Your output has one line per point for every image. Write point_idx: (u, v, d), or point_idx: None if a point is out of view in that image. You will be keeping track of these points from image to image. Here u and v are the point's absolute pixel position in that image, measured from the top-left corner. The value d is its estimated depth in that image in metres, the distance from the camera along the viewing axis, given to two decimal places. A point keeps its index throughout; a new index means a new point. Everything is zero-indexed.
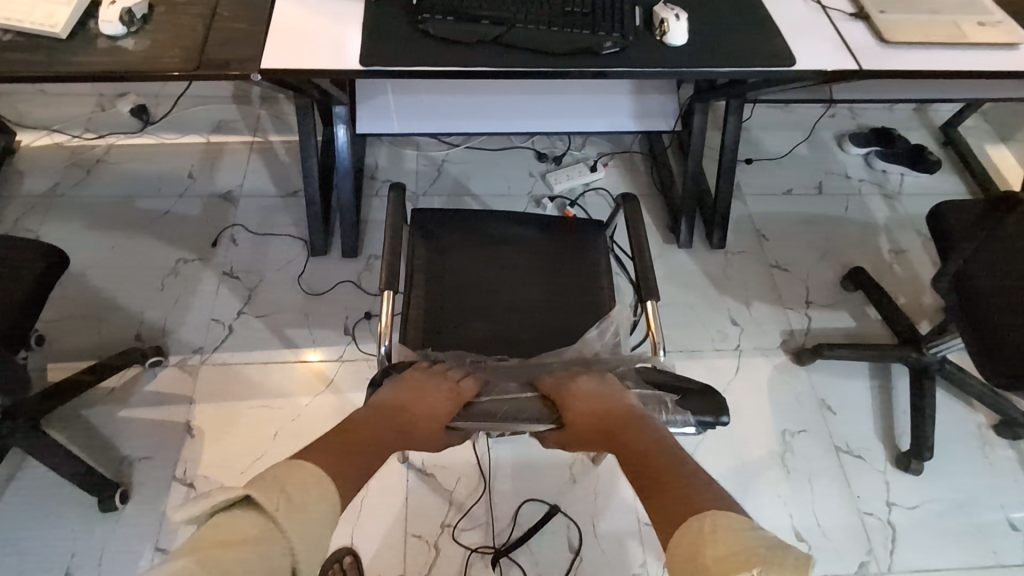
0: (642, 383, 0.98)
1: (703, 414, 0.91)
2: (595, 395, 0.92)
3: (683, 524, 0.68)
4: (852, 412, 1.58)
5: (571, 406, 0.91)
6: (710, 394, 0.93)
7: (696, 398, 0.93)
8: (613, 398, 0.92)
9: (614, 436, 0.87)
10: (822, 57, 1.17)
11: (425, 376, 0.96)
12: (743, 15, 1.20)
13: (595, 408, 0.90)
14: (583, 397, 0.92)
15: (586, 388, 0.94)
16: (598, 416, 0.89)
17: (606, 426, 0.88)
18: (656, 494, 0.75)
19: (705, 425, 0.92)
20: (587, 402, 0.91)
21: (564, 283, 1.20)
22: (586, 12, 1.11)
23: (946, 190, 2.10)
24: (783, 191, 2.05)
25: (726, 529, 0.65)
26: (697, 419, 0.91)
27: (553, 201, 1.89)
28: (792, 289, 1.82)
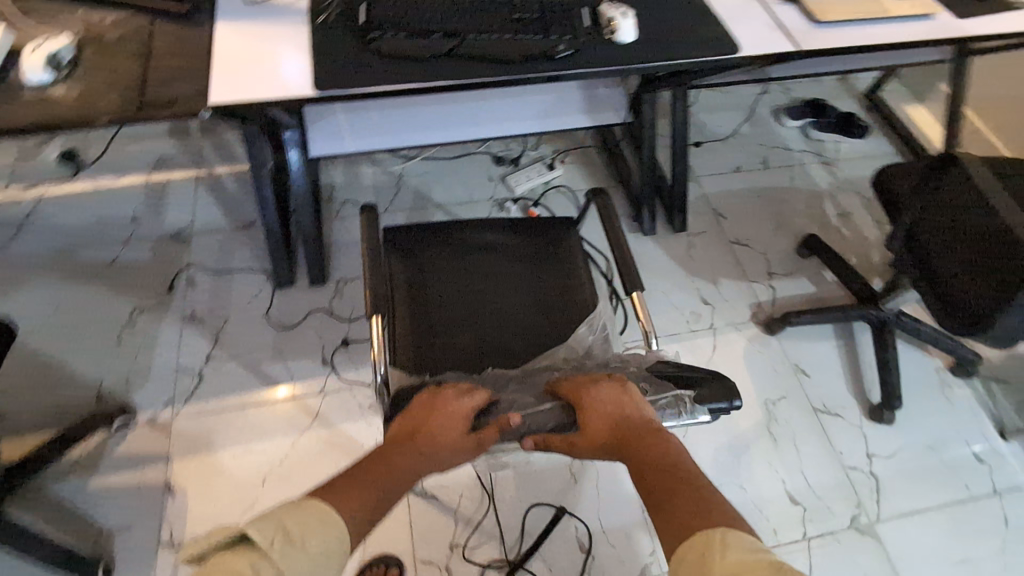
0: (651, 378, 0.94)
1: (716, 400, 0.91)
2: (616, 401, 0.87)
3: (694, 536, 0.71)
4: (824, 373, 1.66)
5: (589, 413, 0.85)
6: (719, 380, 0.93)
7: (707, 384, 0.92)
8: (631, 407, 0.87)
9: (630, 446, 0.84)
10: (762, 40, 1.22)
11: (436, 396, 0.89)
12: (684, 7, 1.24)
13: (614, 416, 0.86)
14: (604, 405, 0.86)
15: (608, 394, 0.87)
16: (616, 424, 0.85)
17: (623, 435, 0.85)
18: (669, 508, 0.76)
19: (719, 411, 0.91)
20: (606, 409, 0.86)
21: (547, 284, 1.20)
22: (536, 17, 1.12)
23: (877, 152, 2.24)
24: (733, 168, 2.13)
25: (735, 545, 0.69)
26: (712, 406, 0.90)
27: (516, 203, 1.89)
28: (754, 262, 1.89)
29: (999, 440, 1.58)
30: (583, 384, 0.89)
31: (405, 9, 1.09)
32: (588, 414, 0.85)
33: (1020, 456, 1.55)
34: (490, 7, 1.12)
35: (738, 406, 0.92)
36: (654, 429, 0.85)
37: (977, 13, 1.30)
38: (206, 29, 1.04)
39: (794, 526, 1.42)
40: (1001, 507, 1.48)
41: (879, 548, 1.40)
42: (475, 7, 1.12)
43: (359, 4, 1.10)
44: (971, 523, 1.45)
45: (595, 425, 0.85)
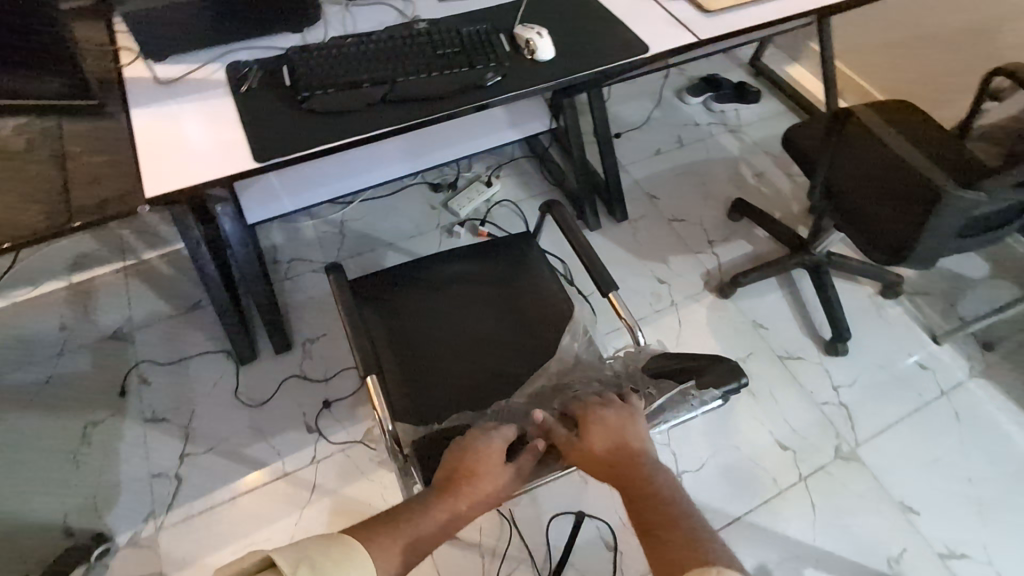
0: (656, 379, 0.98)
1: (722, 382, 0.92)
2: (621, 424, 0.87)
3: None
4: (779, 322, 1.80)
5: (590, 431, 0.85)
6: (719, 364, 0.94)
7: (708, 368, 0.95)
8: (630, 434, 0.86)
9: (623, 474, 0.80)
10: (665, 35, 1.31)
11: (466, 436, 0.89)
12: (589, 16, 1.31)
13: (612, 437, 0.85)
14: (607, 427, 0.86)
15: (611, 414, 0.88)
16: (613, 448, 0.84)
17: (618, 461, 0.82)
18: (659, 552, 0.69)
19: (729, 392, 0.93)
20: (608, 434, 0.85)
21: (522, 302, 1.22)
22: (458, 49, 1.14)
23: (771, 113, 2.46)
24: (654, 151, 2.26)
25: None
26: (720, 389, 0.91)
27: (464, 226, 1.93)
28: (694, 234, 2.01)
29: (933, 345, 1.78)
30: (594, 402, 0.91)
31: (329, 64, 1.08)
32: (589, 433, 0.86)
33: (954, 355, 1.76)
34: (411, 47, 1.13)
35: (745, 382, 0.93)
36: (651, 461, 0.82)
37: None
38: (122, 122, 1.00)
39: (790, 469, 1.52)
40: (950, 404, 1.66)
41: (864, 469, 1.54)
42: (396, 49, 1.12)
43: (281, 67, 1.09)
44: (929, 425, 1.62)
45: (594, 443, 0.84)
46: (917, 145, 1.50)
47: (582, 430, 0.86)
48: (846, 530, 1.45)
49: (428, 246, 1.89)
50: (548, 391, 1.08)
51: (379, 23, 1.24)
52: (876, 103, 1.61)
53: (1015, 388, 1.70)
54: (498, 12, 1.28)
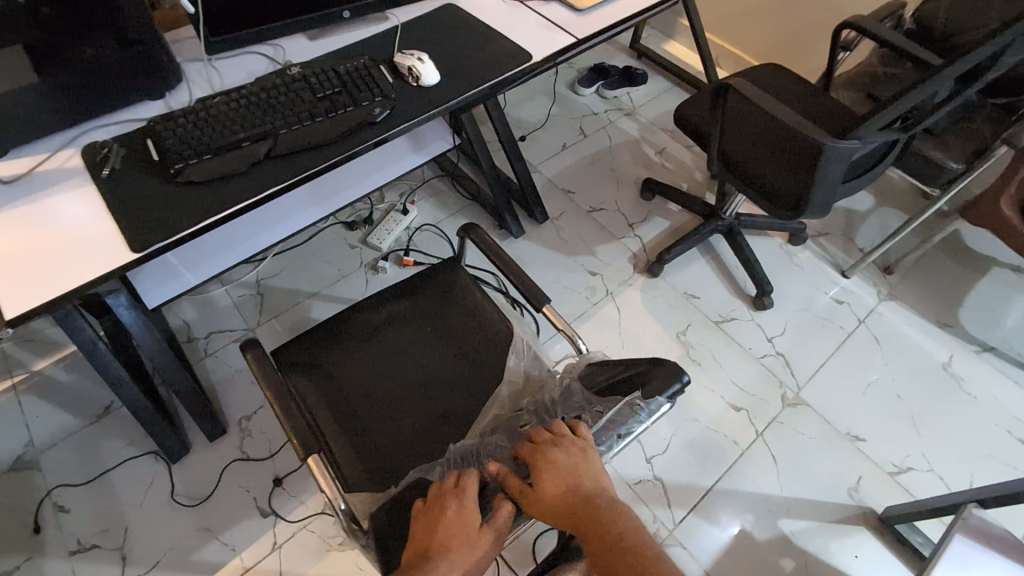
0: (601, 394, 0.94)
1: (667, 386, 0.88)
2: (573, 464, 0.82)
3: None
4: (708, 289, 1.88)
5: (541, 482, 0.80)
6: (658, 367, 0.90)
7: (649, 374, 0.90)
8: (584, 474, 0.81)
9: (582, 525, 0.76)
10: (543, 41, 1.32)
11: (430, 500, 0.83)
12: (466, 34, 1.29)
13: (565, 483, 0.80)
14: (560, 473, 0.80)
15: (561, 457, 0.82)
16: (568, 495, 0.79)
17: (576, 510, 0.77)
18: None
19: (675, 394, 0.89)
20: (564, 477, 0.80)
21: (458, 333, 1.20)
22: (338, 88, 1.09)
23: (660, 92, 2.56)
24: (560, 147, 2.28)
25: None
26: (665, 393, 0.87)
27: (389, 259, 1.87)
28: (615, 221, 2.05)
29: (844, 280, 1.93)
30: (543, 443, 0.85)
31: (201, 127, 1.00)
32: (541, 483, 0.80)
33: (863, 285, 1.91)
34: (288, 95, 1.06)
35: (687, 378, 0.90)
36: (610, 504, 0.78)
37: None
38: None
39: (746, 428, 1.60)
40: (869, 330, 1.81)
41: (811, 410, 1.64)
42: (272, 100, 1.05)
43: (147, 141, 0.99)
44: (856, 354, 1.76)
45: (548, 495, 0.79)
46: (790, 105, 1.61)
47: (535, 477, 0.81)
48: (806, 472, 1.54)
49: (355, 287, 1.82)
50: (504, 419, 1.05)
51: (249, 74, 1.17)
52: (748, 71, 1.70)
53: (918, 302, 1.88)
54: (373, 43, 1.23)
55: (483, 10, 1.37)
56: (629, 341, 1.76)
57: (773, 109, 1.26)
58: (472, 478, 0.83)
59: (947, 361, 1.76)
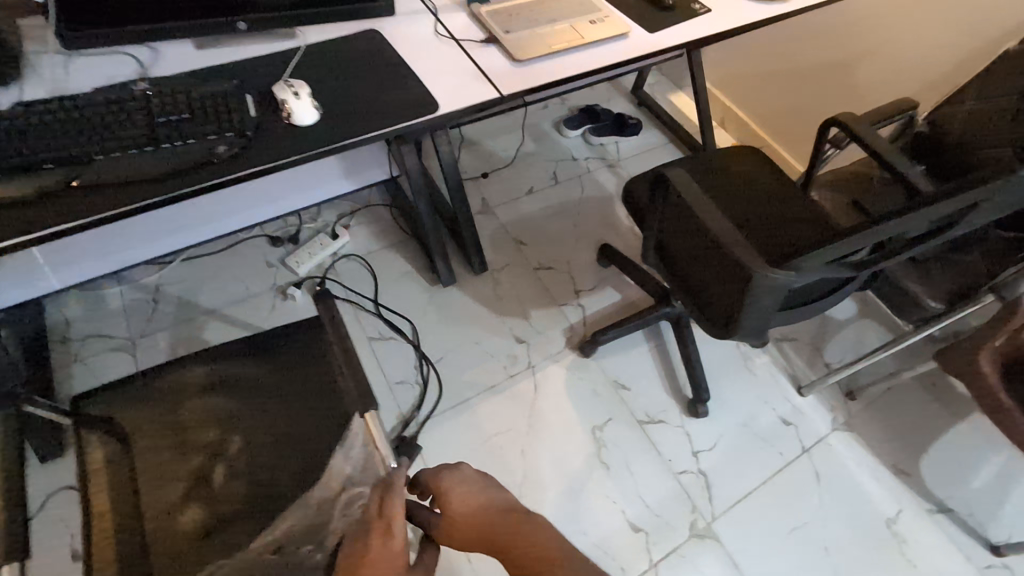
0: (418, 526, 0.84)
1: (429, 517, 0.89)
2: (481, 491, 0.83)
3: None
4: (641, 382, 1.68)
5: (457, 508, 0.81)
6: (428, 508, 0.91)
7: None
8: (492, 497, 0.83)
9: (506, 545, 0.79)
10: (462, 91, 1.14)
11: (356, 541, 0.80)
12: (373, 71, 1.13)
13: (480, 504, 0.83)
14: (469, 493, 0.83)
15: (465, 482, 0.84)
16: (484, 518, 0.81)
17: (494, 533, 0.80)
18: None
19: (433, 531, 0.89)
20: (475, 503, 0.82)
21: (288, 412, 1.04)
22: (184, 114, 0.94)
23: (652, 145, 2.35)
24: (525, 190, 2.10)
25: None
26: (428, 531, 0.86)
27: (301, 286, 1.72)
28: (560, 284, 1.86)
29: (797, 398, 1.71)
30: (441, 472, 0.85)
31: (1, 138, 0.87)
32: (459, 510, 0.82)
33: (818, 408, 1.69)
34: (121, 115, 0.92)
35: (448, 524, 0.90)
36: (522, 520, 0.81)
37: (665, 29, 1.37)
38: None
39: (638, 556, 1.42)
40: (811, 463, 1.59)
41: (717, 547, 1.45)
42: (100, 118, 0.91)
43: None
44: (789, 488, 1.55)
45: (466, 520, 0.81)
46: (746, 208, 1.39)
47: (444, 503, 0.82)
48: None
49: (257, 311, 1.67)
50: (288, 545, 0.90)
51: (104, 79, 1.02)
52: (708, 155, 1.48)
53: (876, 439, 1.64)
54: (258, 67, 1.07)
55: (408, 45, 1.20)
56: (539, 426, 1.58)
57: (708, 216, 1.07)
58: (399, 510, 0.79)
59: (893, 516, 1.53)
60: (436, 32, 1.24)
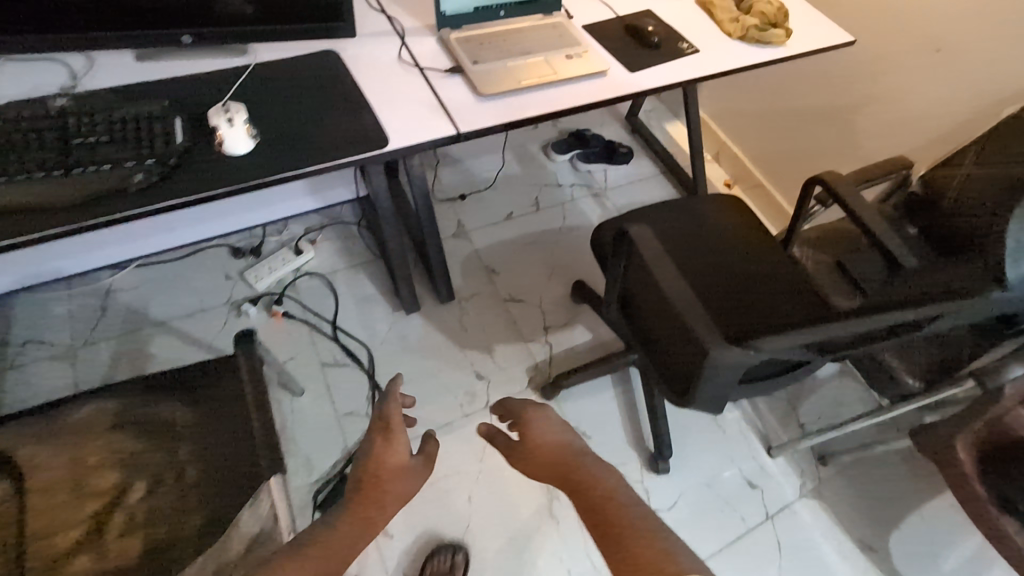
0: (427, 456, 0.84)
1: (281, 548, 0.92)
2: (560, 428, 0.86)
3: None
4: (603, 431, 1.61)
5: (532, 435, 0.84)
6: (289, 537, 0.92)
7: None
8: (569, 439, 0.84)
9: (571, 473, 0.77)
10: (417, 125, 1.07)
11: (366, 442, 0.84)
12: (324, 98, 1.07)
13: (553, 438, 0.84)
14: (548, 429, 0.85)
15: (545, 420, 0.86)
16: (556, 452, 0.81)
17: (562, 461, 0.80)
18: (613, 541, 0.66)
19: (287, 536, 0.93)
20: (549, 438, 0.84)
21: (200, 459, 0.97)
22: (104, 138, 0.88)
23: (642, 176, 2.27)
24: (504, 216, 2.03)
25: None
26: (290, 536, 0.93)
27: (257, 303, 1.65)
28: (529, 318, 1.79)
29: (766, 458, 1.62)
30: (522, 406, 0.88)
31: None
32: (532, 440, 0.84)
33: (787, 471, 1.60)
34: (37, 138, 0.86)
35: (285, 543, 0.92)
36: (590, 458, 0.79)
37: (646, 69, 1.30)
38: None
39: None
40: (773, 531, 1.51)
41: None
42: (13, 138, 0.86)
43: None
44: (747, 558, 1.47)
45: (537, 449, 0.82)
46: (717, 266, 1.32)
47: (523, 431, 0.85)
48: None
49: (208, 327, 1.60)
50: None
51: (28, 88, 0.99)
52: (683, 203, 1.41)
53: (845, 510, 1.56)
54: (198, 86, 1.01)
55: (368, 70, 1.14)
56: (490, 471, 1.51)
57: (667, 280, 1.01)
58: (397, 414, 0.84)
59: None
60: (399, 57, 1.17)
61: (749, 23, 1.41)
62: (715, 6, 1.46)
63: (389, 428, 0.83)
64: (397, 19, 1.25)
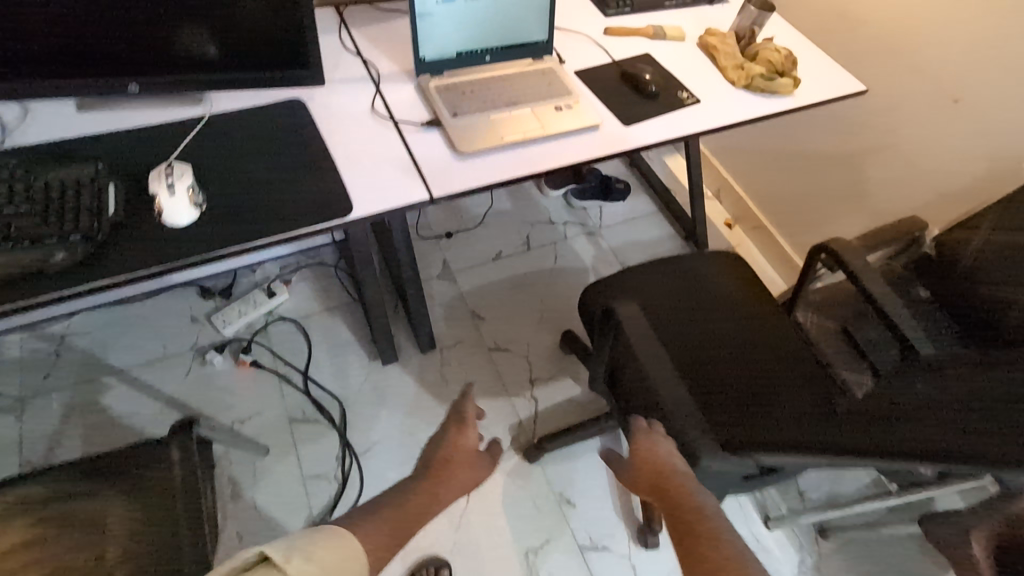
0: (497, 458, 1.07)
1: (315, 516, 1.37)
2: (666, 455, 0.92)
3: None
4: (589, 498, 1.50)
5: (640, 451, 0.93)
6: None
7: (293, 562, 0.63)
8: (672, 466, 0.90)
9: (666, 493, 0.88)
10: (385, 187, 0.97)
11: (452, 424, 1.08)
12: (285, 155, 0.97)
13: (668, 461, 0.92)
14: (656, 448, 0.93)
15: (663, 439, 0.94)
16: (661, 475, 0.90)
17: (662, 485, 0.89)
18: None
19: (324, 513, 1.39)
20: (653, 456, 0.92)
21: (124, 562, 0.86)
22: (26, 208, 0.79)
23: (639, 213, 2.17)
24: (492, 255, 1.93)
25: None
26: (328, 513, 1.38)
27: (223, 350, 1.54)
28: (514, 370, 1.69)
29: (763, 528, 1.52)
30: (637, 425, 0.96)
31: None
32: (639, 451, 0.93)
33: (785, 546, 1.50)
34: None
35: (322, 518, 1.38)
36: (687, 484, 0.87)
37: (642, 122, 1.21)
38: None
39: None
40: None
41: None
42: None
43: None
44: None
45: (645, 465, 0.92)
46: (714, 337, 1.22)
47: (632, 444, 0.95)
48: None
49: (169, 376, 1.49)
50: None
51: None
52: (679, 264, 1.31)
53: None
54: (145, 144, 0.92)
55: (336, 122, 1.04)
56: (466, 543, 1.40)
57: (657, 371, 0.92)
58: (469, 410, 1.08)
59: None
60: (372, 108, 1.07)
61: (754, 72, 1.32)
62: (717, 50, 1.36)
63: (462, 421, 1.07)
64: (373, 64, 1.15)
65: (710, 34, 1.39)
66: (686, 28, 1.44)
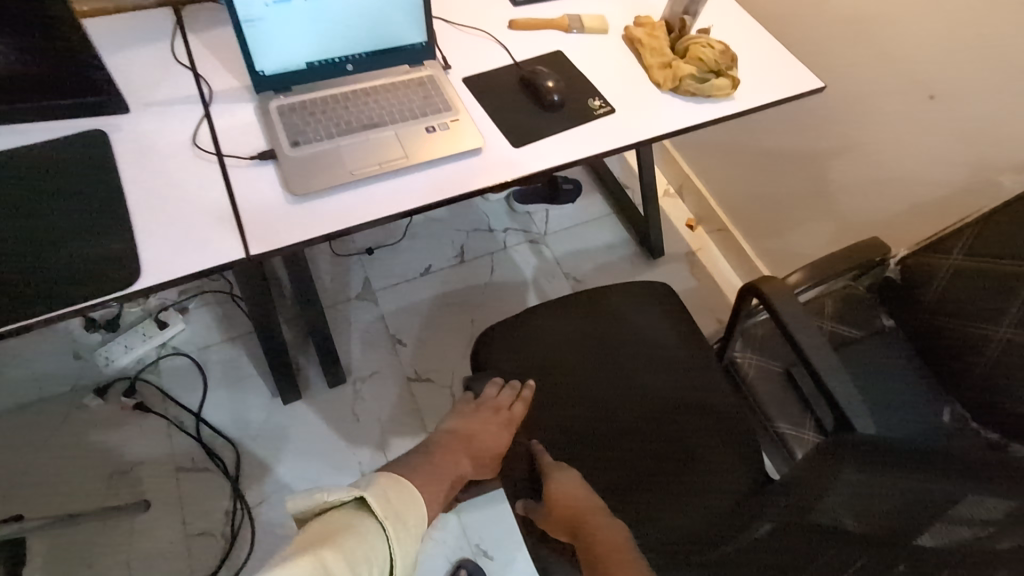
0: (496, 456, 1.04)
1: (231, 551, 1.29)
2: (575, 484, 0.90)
3: None
4: (508, 549, 1.37)
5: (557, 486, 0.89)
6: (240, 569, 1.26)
7: (387, 516, 0.70)
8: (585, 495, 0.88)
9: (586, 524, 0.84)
10: (195, 245, 0.80)
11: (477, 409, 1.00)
12: (76, 206, 0.81)
13: (579, 491, 0.89)
14: (569, 483, 0.89)
15: (567, 470, 0.91)
16: (580, 505, 0.87)
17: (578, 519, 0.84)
18: None
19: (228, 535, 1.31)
20: (567, 491, 0.88)
21: None
22: None
23: (590, 216, 1.97)
24: (420, 271, 1.75)
25: None
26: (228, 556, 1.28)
27: (105, 392, 1.41)
28: (433, 403, 1.53)
29: None
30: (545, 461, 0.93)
31: None
32: (553, 489, 0.88)
33: None
34: None
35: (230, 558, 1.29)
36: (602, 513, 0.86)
37: (538, 141, 1.01)
38: None
39: None
40: None
41: None
42: None
43: None
44: None
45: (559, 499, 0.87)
46: (625, 394, 1.05)
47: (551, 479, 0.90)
48: None
49: (43, 421, 1.37)
50: None
51: None
52: (594, 303, 1.13)
53: None
54: None
55: (149, 158, 0.86)
56: None
57: None
58: (518, 411, 0.99)
59: None
60: (196, 139, 0.89)
61: (686, 69, 1.10)
62: (643, 45, 1.14)
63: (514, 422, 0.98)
64: (207, 79, 0.96)
65: (638, 25, 1.17)
66: (612, 17, 1.21)
